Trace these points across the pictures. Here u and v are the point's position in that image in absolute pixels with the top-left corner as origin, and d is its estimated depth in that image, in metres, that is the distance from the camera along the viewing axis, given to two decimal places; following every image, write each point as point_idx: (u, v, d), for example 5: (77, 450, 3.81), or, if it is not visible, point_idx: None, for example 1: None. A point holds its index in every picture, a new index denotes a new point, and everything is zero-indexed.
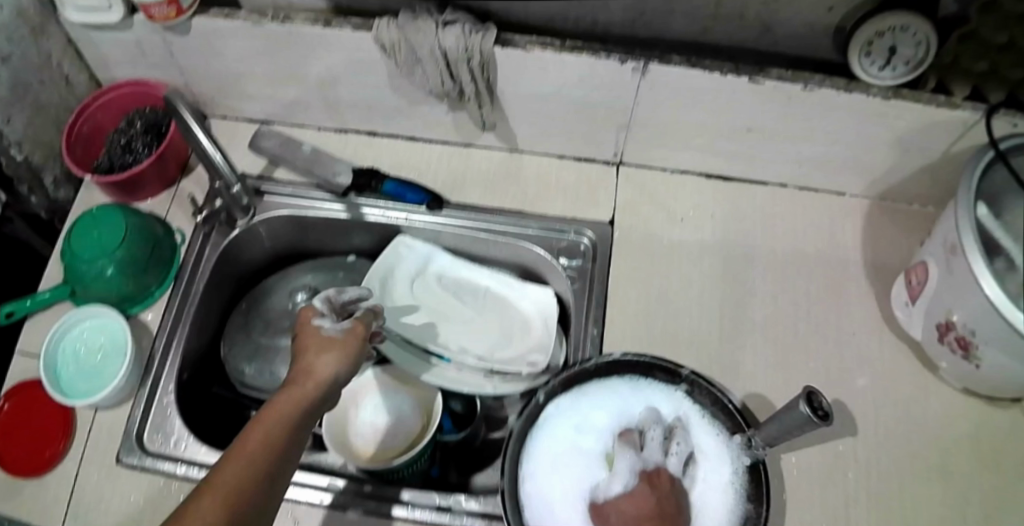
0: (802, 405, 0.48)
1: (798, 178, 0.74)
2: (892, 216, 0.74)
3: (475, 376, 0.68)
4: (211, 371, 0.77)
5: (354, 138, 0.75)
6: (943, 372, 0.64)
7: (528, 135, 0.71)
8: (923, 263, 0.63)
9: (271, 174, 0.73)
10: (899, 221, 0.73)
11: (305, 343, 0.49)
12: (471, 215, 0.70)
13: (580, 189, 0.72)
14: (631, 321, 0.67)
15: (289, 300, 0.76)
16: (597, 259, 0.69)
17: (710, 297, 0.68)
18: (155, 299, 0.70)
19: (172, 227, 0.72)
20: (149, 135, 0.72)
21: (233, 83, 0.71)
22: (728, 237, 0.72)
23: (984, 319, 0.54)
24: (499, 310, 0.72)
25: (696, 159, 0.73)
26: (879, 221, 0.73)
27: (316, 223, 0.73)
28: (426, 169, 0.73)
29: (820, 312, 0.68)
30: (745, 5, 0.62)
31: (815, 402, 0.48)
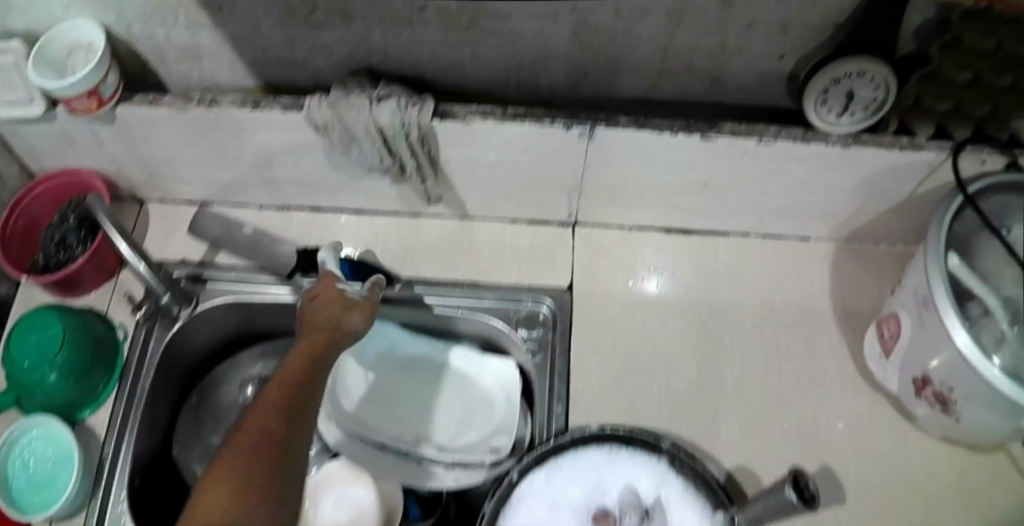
0: (785, 490, 0.45)
1: (759, 227, 0.70)
2: (862, 258, 0.70)
3: (435, 469, 0.63)
4: (165, 471, 0.73)
5: (297, 214, 0.73)
6: (920, 421, 0.64)
7: (477, 202, 0.68)
8: (894, 316, 0.62)
9: (212, 260, 0.71)
10: (870, 263, 0.70)
11: (326, 297, 0.53)
12: (423, 290, 0.66)
13: (535, 255, 0.69)
14: (598, 392, 0.63)
15: (239, 392, 0.76)
16: (557, 330, 0.65)
17: (679, 361, 0.65)
18: (103, 400, 0.67)
19: (115, 323, 0.70)
20: (83, 230, 0.72)
21: (167, 168, 0.70)
22: (694, 294, 0.68)
23: (959, 374, 0.54)
24: (459, 388, 0.68)
25: (654, 217, 0.69)
26: (846, 265, 0.70)
27: (263, 309, 0.70)
28: (374, 243, 0.69)
29: (789, 368, 0.66)
30: (690, 59, 0.60)
31: (803, 485, 0.45)
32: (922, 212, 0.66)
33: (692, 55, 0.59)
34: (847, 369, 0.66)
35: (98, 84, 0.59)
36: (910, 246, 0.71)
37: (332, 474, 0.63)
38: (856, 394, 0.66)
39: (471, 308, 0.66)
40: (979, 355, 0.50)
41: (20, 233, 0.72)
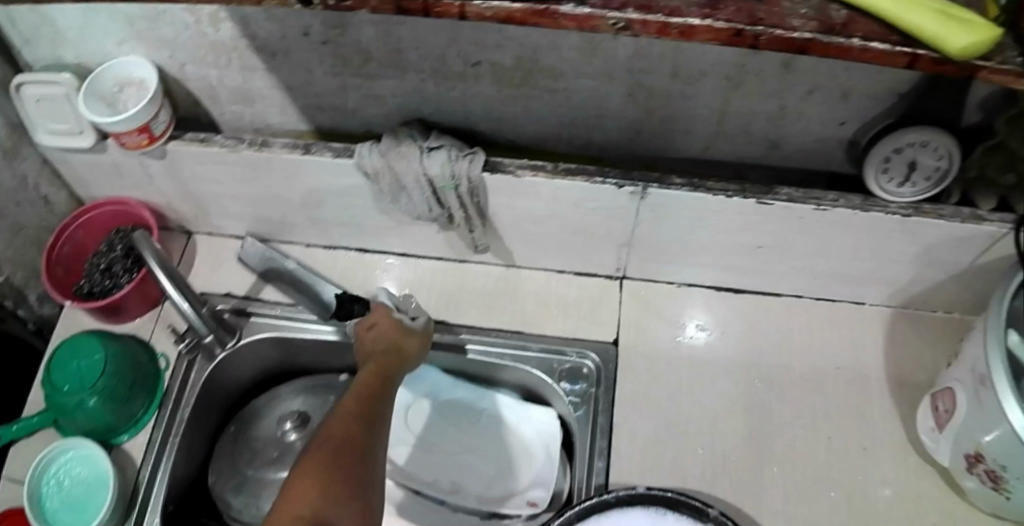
0: None
1: (814, 289, 0.68)
2: (918, 325, 0.68)
3: (474, 519, 0.63)
4: (201, 499, 0.73)
5: (342, 254, 0.72)
6: (972, 497, 0.61)
7: (525, 252, 0.68)
8: (950, 389, 0.61)
9: (258, 294, 0.71)
10: (926, 331, 0.68)
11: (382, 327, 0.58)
12: (467, 337, 0.66)
13: (581, 307, 0.68)
14: (640, 453, 0.62)
15: (277, 428, 0.72)
16: (601, 385, 0.65)
17: (726, 425, 0.64)
18: (141, 426, 0.68)
19: (156, 351, 0.71)
20: (129, 258, 0.72)
21: (214, 203, 0.71)
22: (742, 355, 0.67)
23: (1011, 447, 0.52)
24: (500, 438, 0.67)
25: (705, 274, 0.68)
26: (903, 332, 0.68)
27: (306, 344, 0.70)
28: (419, 287, 0.69)
29: (840, 437, 0.64)
30: (748, 121, 0.59)
31: None
32: (985, 282, 0.64)
33: (749, 118, 0.58)
34: (899, 442, 0.64)
35: (148, 120, 0.60)
36: (971, 315, 0.69)
37: None
38: (909, 468, 0.63)
39: (514, 356, 0.66)
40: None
41: (67, 259, 0.73)
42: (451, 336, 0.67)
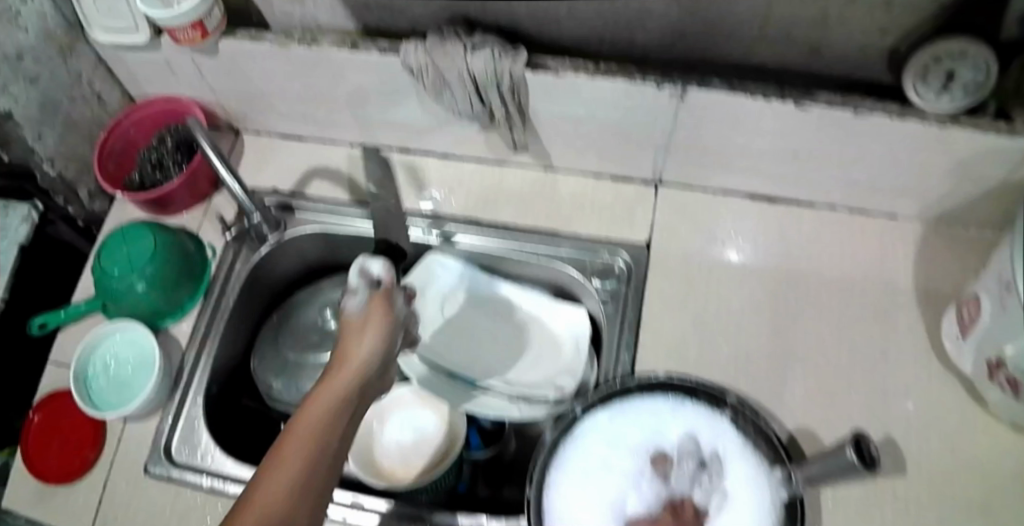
0: (849, 452, 0.49)
1: (846, 199, 0.70)
2: (950, 242, 0.69)
3: (500, 399, 0.66)
4: (242, 382, 0.79)
5: (384, 155, 0.74)
6: (992, 406, 0.63)
7: (562, 152, 0.70)
8: (977, 298, 0.61)
9: (303, 190, 0.73)
10: (956, 247, 0.69)
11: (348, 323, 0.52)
12: (503, 234, 0.68)
13: (616, 210, 0.70)
14: (668, 349, 0.65)
15: (318, 315, 0.77)
16: (631, 283, 0.67)
17: (753, 326, 0.66)
18: (186, 313, 0.72)
19: (204, 243, 0.74)
20: (180, 153, 0.76)
21: (261, 101, 0.73)
22: (774, 261, 0.68)
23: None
24: (531, 330, 0.69)
25: (739, 181, 0.70)
26: (935, 248, 0.69)
27: (346, 240, 0.72)
28: (456, 187, 0.71)
29: (865, 343, 0.66)
30: (790, 27, 0.60)
31: (863, 448, 0.49)
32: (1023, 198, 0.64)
33: (792, 23, 0.59)
34: (926, 353, 0.66)
35: (202, 17, 0.61)
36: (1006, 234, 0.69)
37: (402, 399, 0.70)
38: (929, 377, 0.65)
39: (547, 253, 0.68)
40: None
41: (121, 155, 0.76)
42: (489, 233, 0.68)
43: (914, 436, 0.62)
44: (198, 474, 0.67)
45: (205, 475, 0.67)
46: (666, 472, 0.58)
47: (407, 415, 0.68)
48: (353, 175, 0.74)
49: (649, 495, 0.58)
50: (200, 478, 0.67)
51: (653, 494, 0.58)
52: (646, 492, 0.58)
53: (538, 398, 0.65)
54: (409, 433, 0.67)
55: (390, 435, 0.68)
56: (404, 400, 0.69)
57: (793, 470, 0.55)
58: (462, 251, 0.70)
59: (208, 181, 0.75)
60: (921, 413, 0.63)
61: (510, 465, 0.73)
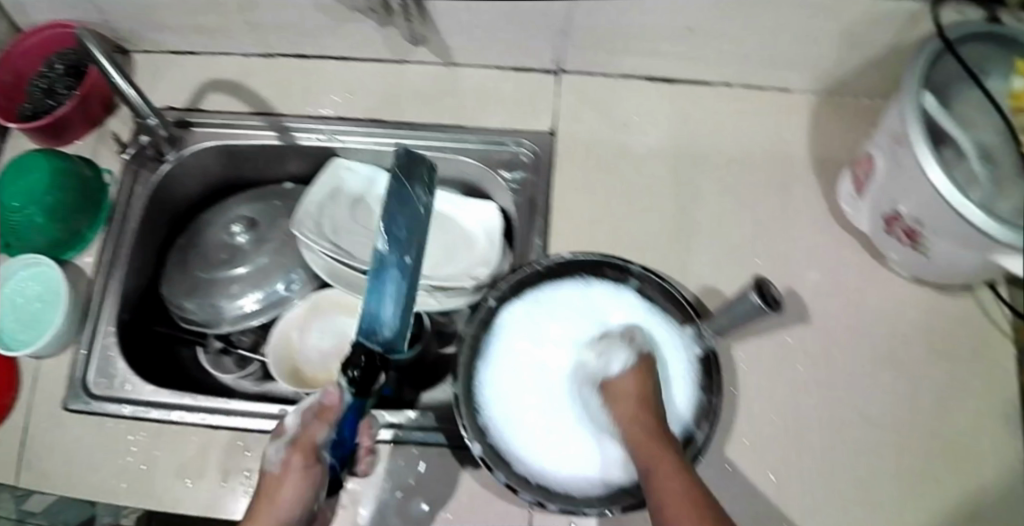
0: (754, 297, 0.54)
1: (741, 76, 0.72)
2: (842, 109, 0.73)
3: (416, 292, 0.67)
4: (153, 309, 0.75)
5: (280, 62, 0.72)
6: (889, 262, 0.70)
7: (461, 46, 0.68)
8: (869, 156, 0.65)
9: (198, 106, 0.71)
10: (848, 113, 0.73)
11: (294, 450, 0.47)
12: (409, 130, 0.69)
13: (520, 100, 0.70)
14: (583, 231, 0.67)
15: (227, 233, 0.72)
16: (540, 172, 0.68)
17: (658, 202, 0.69)
18: (89, 243, 0.69)
19: (102, 168, 0.71)
20: (70, 76, 0.72)
21: (146, 13, 0.68)
22: (678, 139, 0.71)
23: (933, 212, 0.58)
24: (443, 227, 0.72)
25: (639, 63, 0.70)
26: (828, 115, 0.73)
27: (249, 151, 0.71)
28: (358, 89, 0.70)
29: (767, 208, 0.70)
30: None
31: (767, 292, 0.54)
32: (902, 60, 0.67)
33: None
34: (818, 213, 0.71)
35: None
36: (884, 99, 0.73)
37: (318, 303, 0.68)
38: (825, 234, 0.71)
39: (454, 148, 0.69)
40: (959, 197, 0.55)
41: (9, 87, 0.71)
42: (396, 133, 0.68)
43: (819, 297, 0.70)
44: (120, 405, 0.66)
45: (127, 405, 0.66)
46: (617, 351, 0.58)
47: (324, 321, 0.68)
48: (250, 87, 0.71)
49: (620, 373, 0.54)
50: (121, 407, 0.66)
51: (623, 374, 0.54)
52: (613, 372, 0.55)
53: (458, 288, 0.67)
54: (331, 339, 0.67)
55: (311, 343, 0.67)
56: (318, 308, 0.68)
57: (703, 324, 0.61)
58: (366, 154, 0.70)
59: (102, 107, 0.72)
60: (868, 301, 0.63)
61: (433, 365, 0.76)
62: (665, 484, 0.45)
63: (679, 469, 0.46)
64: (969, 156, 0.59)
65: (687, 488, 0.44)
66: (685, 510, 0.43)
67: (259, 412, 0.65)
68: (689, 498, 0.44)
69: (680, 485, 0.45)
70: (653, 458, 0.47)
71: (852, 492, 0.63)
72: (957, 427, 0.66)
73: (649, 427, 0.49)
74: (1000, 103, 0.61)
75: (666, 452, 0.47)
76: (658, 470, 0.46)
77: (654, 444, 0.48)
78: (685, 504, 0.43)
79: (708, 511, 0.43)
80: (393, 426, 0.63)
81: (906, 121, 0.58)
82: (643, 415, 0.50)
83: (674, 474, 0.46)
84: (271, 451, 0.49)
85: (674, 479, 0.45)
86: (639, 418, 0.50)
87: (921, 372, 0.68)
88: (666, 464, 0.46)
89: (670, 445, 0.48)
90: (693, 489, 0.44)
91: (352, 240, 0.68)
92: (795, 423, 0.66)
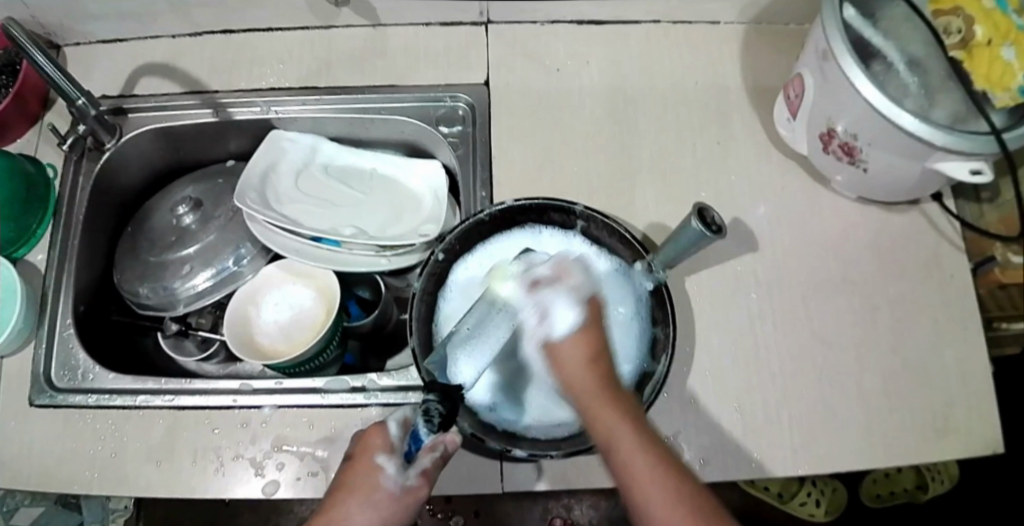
0: (694, 221, 0.52)
1: (669, 12, 0.75)
2: (767, 38, 0.76)
3: (367, 252, 0.68)
4: (109, 301, 0.76)
5: (210, 41, 0.75)
6: (835, 184, 0.70)
7: (387, 7, 0.72)
8: (799, 76, 0.66)
9: (132, 92, 0.73)
10: (773, 42, 0.76)
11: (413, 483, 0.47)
12: (342, 95, 0.72)
13: (451, 56, 0.74)
14: (523, 177, 0.69)
15: (173, 216, 0.73)
16: (477, 124, 0.71)
17: (596, 142, 0.71)
18: (40, 239, 0.69)
19: (43, 163, 0.71)
20: (4, 75, 0.71)
21: (72, 5, 0.69)
22: (609, 80, 0.74)
23: (867, 120, 0.58)
24: (386, 188, 0.74)
25: (565, 7, 0.73)
26: (756, 45, 0.76)
27: (188, 131, 0.74)
28: (291, 59, 0.74)
29: (705, 138, 0.72)
30: None
31: (707, 217, 0.53)
32: None
33: None
34: (759, 140, 0.72)
35: None
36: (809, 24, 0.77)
37: (270, 278, 0.71)
38: (767, 162, 0.72)
39: (387, 107, 0.72)
40: (892, 108, 0.55)
41: None
42: (329, 97, 0.72)
43: (773, 226, 0.70)
44: (84, 395, 0.63)
45: (91, 394, 0.63)
46: (539, 285, 0.51)
47: (279, 293, 0.70)
48: (192, 69, 0.74)
49: (575, 308, 0.49)
50: (85, 397, 0.62)
51: (572, 298, 0.49)
52: (556, 298, 0.49)
53: (408, 247, 0.68)
54: (286, 311, 0.69)
55: (268, 317, 0.69)
56: (272, 281, 0.71)
57: (651, 258, 0.59)
58: (303, 121, 0.74)
59: (38, 101, 0.72)
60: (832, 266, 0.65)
61: (391, 334, 0.76)
62: (579, 377, 0.47)
63: (590, 365, 0.47)
64: (896, 65, 0.58)
65: (597, 382, 0.46)
66: (602, 405, 0.45)
67: (221, 388, 0.62)
68: (606, 396, 0.45)
69: (585, 378, 0.46)
70: (571, 349, 0.47)
71: (821, 414, 0.63)
72: (925, 341, 0.65)
73: (585, 341, 0.48)
74: (922, 11, 0.60)
75: (591, 356, 0.47)
76: (561, 357, 0.47)
77: (579, 347, 0.48)
78: (608, 405, 0.45)
79: (623, 406, 0.45)
80: (358, 390, 0.60)
81: (831, 38, 0.58)
82: (589, 325, 0.48)
83: (582, 367, 0.47)
84: (381, 463, 0.47)
85: (570, 365, 0.47)
86: (582, 331, 0.48)
87: (879, 289, 0.68)
88: (587, 358, 0.47)
89: (600, 351, 0.48)
90: (603, 384, 0.46)
91: (297, 207, 0.71)
92: (760, 351, 0.65)
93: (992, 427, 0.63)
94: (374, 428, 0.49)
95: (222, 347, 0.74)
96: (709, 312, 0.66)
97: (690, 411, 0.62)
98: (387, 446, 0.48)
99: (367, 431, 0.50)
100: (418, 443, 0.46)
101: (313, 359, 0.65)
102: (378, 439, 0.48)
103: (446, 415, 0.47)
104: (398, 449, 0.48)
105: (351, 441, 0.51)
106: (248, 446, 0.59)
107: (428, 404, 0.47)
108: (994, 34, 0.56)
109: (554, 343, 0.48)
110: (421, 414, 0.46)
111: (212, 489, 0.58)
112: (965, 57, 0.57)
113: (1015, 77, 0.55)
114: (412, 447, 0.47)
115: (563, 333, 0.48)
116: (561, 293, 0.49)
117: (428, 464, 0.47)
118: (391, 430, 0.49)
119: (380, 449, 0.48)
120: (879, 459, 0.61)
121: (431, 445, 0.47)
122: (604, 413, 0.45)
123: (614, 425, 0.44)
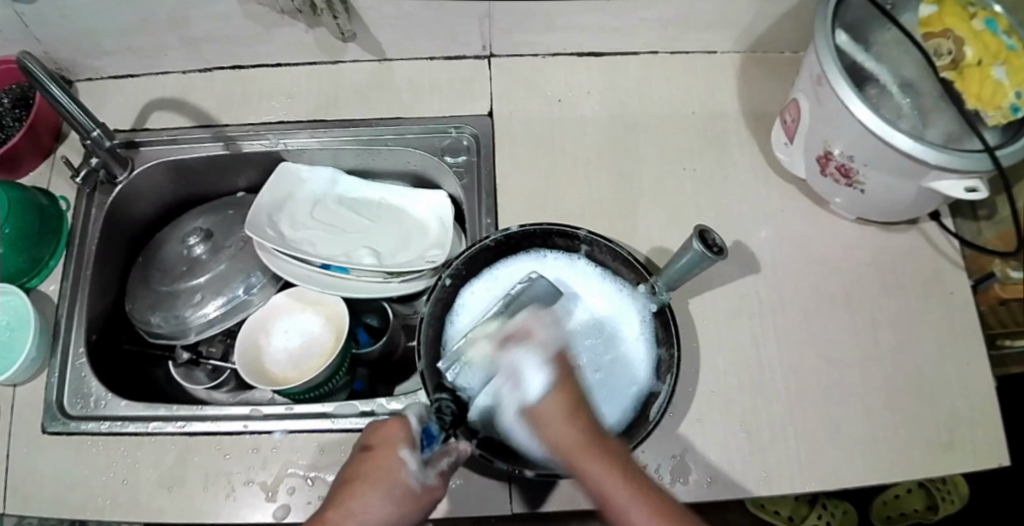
0: (695, 243, 0.54)
1: (666, 43, 0.77)
2: (762, 65, 0.78)
3: (374, 278, 0.70)
4: (121, 330, 0.77)
5: (220, 76, 0.77)
6: (834, 206, 0.71)
7: (392, 42, 0.74)
8: (795, 101, 0.67)
9: (144, 126, 0.76)
10: (768, 69, 0.78)
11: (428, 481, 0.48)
12: (350, 128, 0.74)
13: (455, 87, 0.76)
14: (527, 204, 0.70)
15: (183, 247, 0.75)
16: (480, 153, 0.73)
17: (597, 169, 0.73)
18: (52, 270, 0.70)
19: (57, 196, 0.73)
20: (19, 109, 0.73)
21: (88, 41, 0.72)
22: (609, 108, 0.76)
23: (860, 140, 0.60)
24: (393, 216, 0.76)
25: (565, 39, 0.75)
26: (751, 72, 0.78)
27: (199, 164, 0.76)
28: (299, 94, 0.76)
29: (703, 162, 0.74)
30: None
31: (707, 239, 0.55)
32: (805, 14, 0.73)
33: None
34: (757, 163, 0.74)
35: None
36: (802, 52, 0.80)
37: (278, 306, 0.72)
38: (766, 184, 0.73)
39: (393, 138, 0.74)
40: (887, 129, 0.56)
41: None
42: (336, 129, 0.74)
43: (773, 247, 0.71)
44: (97, 422, 0.63)
45: (103, 421, 0.63)
46: (507, 343, 0.51)
47: (288, 321, 0.71)
48: (202, 104, 0.76)
49: (539, 367, 0.48)
50: (97, 424, 0.63)
51: (539, 360, 0.49)
52: (527, 360, 0.49)
53: (415, 274, 0.69)
54: (296, 339, 0.71)
55: (277, 345, 0.70)
56: (280, 309, 0.72)
57: (655, 280, 0.60)
58: (314, 153, 0.76)
59: (52, 135, 0.74)
60: (823, 308, 0.68)
61: (399, 362, 0.77)
62: (561, 433, 0.45)
63: (573, 418, 0.46)
64: (889, 88, 0.61)
65: (585, 436, 0.45)
66: (591, 457, 0.43)
67: (232, 415, 0.62)
68: (593, 447, 0.44)
69: (567, 433, 0.45)
70: (549, 408, 0.46)
71: (826, 432, 0.63)
72: (930, 360, 0.66)
73: (564, 396, 0.46)
74: (913, 35, 0.61)
75: (570, 410, 0.46)
76: (542, 417, 0.46)
77: (558, 402, 0.46)
78: (596, 457, 0.43)
79: (610, 452, 0.44)
80: (366, 414, 0.61)
81: (823, 63, 0.60)
82: (558, 377, 0.47)
83: (564, 424, 0.45)
84: (404, 456, 0.47)
85: (553, 424, 0.45)
86: (557, 388, 0.47)
87: (880, 307, 0.68)
88: (565, 410, 0.46)
89: (580, 402, 0.47)
90: (589, 436, 0.45)
91: (308, 235, 0.73)
92: (764, 370, 0.65)
93: (998, 443, 0.63)
94: (394, 421, 0.49)
95: (232, 376, 0.75)
96: (711, 332, 0.67)
97: (696, 432, 0.62)
98: (408, 440, 0.48)
99: (383, 423, 0.49)
100: (431, 442, 0.50)
101: (323, 385, 0.65)
102: (399, 432, 0.48)
103: (457, 414, 0.52)
104: (417, 444, 0.48)
105: (364, 431, 0.50)
106: (258, 471, 0.60)
107: (442, 400, 0.52)
108: (984, 55, 0.56)
109: (534, 407, 0.47)
110: (433, 411, 0.51)
111: (223, 514, 0.58)
112: (957, 78, 0.58)
113: (1007, 95, 0.55)
114: (428, 445, 0.49)
115: (538, 394, 0.47)
116: (529, 354, 0.49)
117: (444, 467, 0.49)
118: (412, 424, 0.48)
119: (403, 443, 0.47)
120: (885, 478, 0.61)
121: (446, 450, 0.50)
122: (590, 464, 0.43)
123: (599, 471, 0.43)
